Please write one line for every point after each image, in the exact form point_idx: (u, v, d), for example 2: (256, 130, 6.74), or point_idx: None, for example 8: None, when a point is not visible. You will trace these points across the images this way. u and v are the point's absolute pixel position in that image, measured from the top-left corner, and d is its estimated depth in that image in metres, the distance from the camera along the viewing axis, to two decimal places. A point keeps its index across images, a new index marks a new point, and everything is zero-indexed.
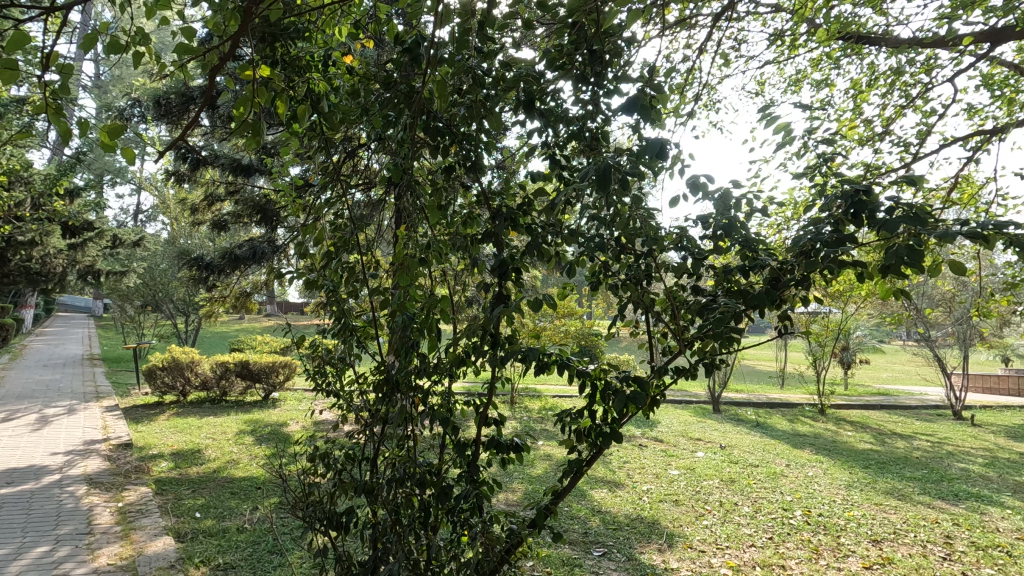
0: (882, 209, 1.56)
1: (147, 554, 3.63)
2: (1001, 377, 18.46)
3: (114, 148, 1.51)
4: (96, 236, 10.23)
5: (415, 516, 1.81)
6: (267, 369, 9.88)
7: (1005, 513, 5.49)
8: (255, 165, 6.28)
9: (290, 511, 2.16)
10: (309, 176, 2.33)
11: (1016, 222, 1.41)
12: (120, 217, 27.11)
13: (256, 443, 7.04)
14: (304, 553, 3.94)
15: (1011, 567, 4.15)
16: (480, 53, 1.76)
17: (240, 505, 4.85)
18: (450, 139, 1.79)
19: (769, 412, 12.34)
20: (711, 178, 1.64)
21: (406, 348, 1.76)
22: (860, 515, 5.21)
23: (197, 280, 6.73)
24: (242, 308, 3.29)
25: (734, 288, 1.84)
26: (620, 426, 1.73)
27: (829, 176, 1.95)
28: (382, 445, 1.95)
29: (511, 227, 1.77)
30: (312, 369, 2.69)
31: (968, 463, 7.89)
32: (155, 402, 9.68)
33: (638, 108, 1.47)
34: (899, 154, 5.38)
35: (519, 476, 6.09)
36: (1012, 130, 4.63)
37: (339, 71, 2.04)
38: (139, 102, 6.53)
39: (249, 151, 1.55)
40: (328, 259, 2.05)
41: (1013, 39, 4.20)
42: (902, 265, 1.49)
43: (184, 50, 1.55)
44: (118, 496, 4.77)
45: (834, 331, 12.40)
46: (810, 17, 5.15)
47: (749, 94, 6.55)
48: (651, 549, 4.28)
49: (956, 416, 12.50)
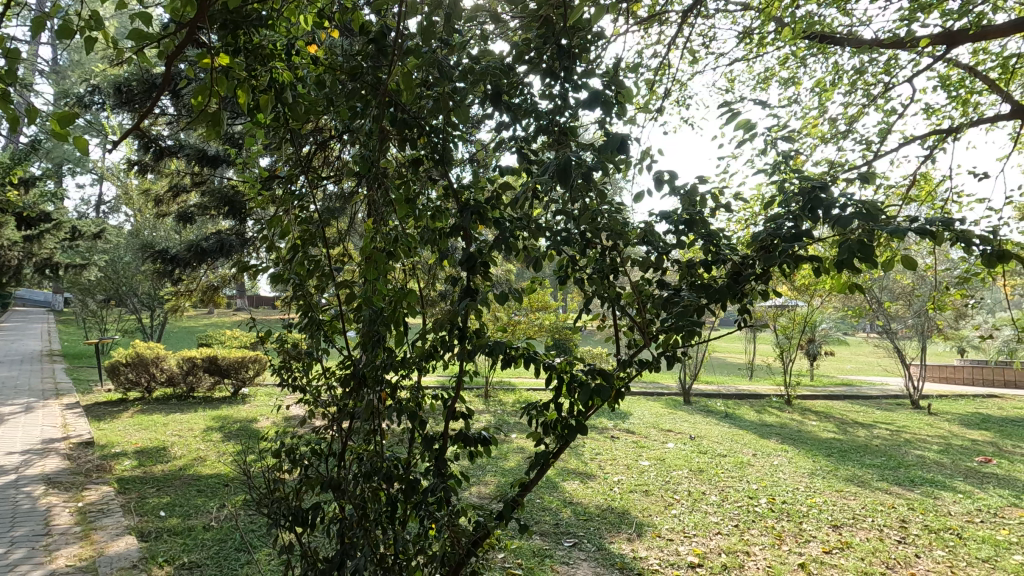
0: (838, 206, 1.59)
1: (108, 554, 3.54)
2: (955, 367, 19.28)
3: (66, 136, 1.44)
4: (54, 228, 9.47)
5: (382, 510, 1.79)
6: (236, 364, 9.70)
7: (956, 497, 5.74)
8: (222, 155, 6.18)
9: (254, 508, 2.10)
10: (276, 167, 2.27)
11: (963, 219, 1.48)
12: (80, 209, 26.00)
13: (223, 440, 6.90)
14: (271, 551, 3.89)
15: (961, 548, 4.36)
16: (447, 45, 1.74)
17: (207, 503, 4.75)
18: (418, 132, 1.78)
19: (737, 403, 12.64)
20: (674, 174, 1.66)
21: (372, 341, 1.73)
22: (822, 501, 5.39)
23: (161, 274, 6.52)
24: (208, 302, 3.20)
25: (697, 281, 1.87)
26: (586, 418, 1.74)
27: (792, 173, 1.97)
28: (349, 440, 1.92)
29: (478, 221, 1.78)
30: (277, 365, 2.63)
31: (923, 450, 8.21)
32: (117, 400, 9.37)
33: (601, 103, 1.49)
34: (862, 152, 5.51)
35: (491, 470, 6.12)
36: (967, 129, 4.78)
37: (304, 61, 1.97)
38: (98, 89, 6.30)
39: (207, 143, 1.51)
40: (294, 253, 2.00)
41: (968, 42, 4.32)
42: (855, 260, 1.53)
43: (139, 38, 1.47)
44: (78, 496, 4.63)
45: (800, 324, 12.73)
46: (777, 16, 5.25)
47: (718, 90, 6.68)
48: (620, 539, 4.35)
49: (914, 405, 13.00)
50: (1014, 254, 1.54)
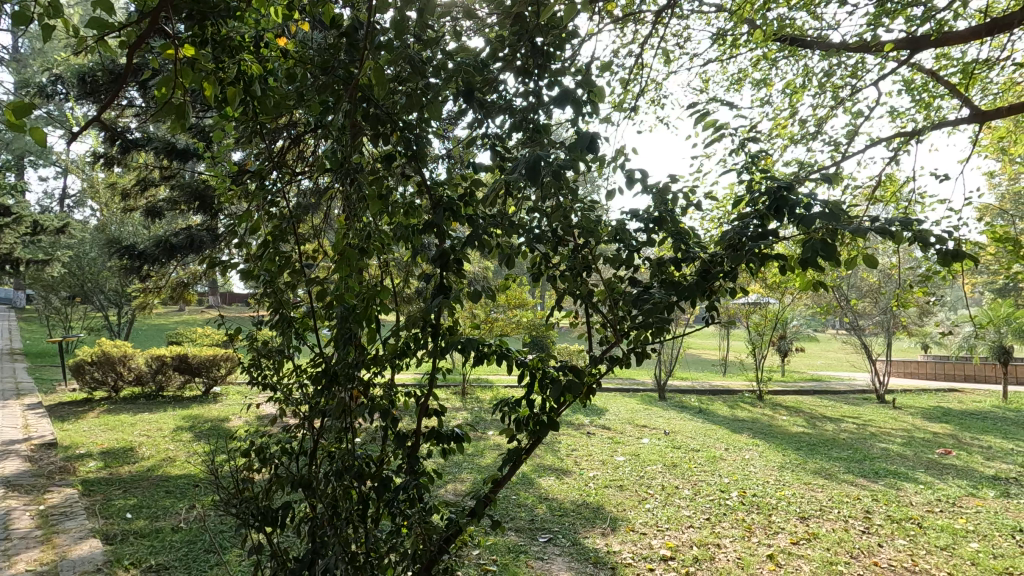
0: (804, 205, 1.62)
1: (71, 558, 3.44)
2: (919, 362, 19.88)
3: (22, 126, 1.38)
4: (14, 223, 8.98)
5: (353, 508, 1.78)
6: (207, 363, 9.50)
7: (918, 488, 5.94)
8: (191, 149, 6.05)
9: (222, 509, 2.05)
10: (246, 161, 2.23)
11: (922, 218, 1.52)
12: (42, 202, 25.13)
13: (194, 440, 6.75)
14: (242, 552, 3.84)
15: (921, 537, 4.51)
16: (420, 40, 1.73)
17: (175, 505, 4.66)
18: (390, 128, 1.76)
19: (711, 399, 12.87)
20: (645, 173, 1.68)
21: (343, 339, 1.71)
22: (791, 494, 5.52)
23: (128, 270, 6.34)
24: (177, 300, 3.12)
25: (668, 278, 1.89)
26: (558, 415, 1.75)
27: (761, 172, 2.00)
28: (321, 438, 1.90)
29: (452, 218, 1.77)
30: (247, 363, 2.58)
31: (887, 443, 8.48)
32: (82, 400, 9.09)
33: (571, 101, 1.50)
34: (831, 153, 5.64)
35: (467, 467, 6.13)
36: (929, 133, 4.92)
37: (274, 53, 1.94)
38: (61, 79, 6.09)
39: (173, 136, 1.46)
40: (264, 249, 1.96)
41: (930, 47, 4.45)
42: (818, 259, 1.57)
43: (99, 26, 1.41)
44: (39, 499, 4.48)
45: (772, 320, 13.00)
46: (750, 19, 5.33)
47: (693, 90, 6.76)
48: (595, 534, 4.39)
49: (880, 399, 13.39)
50: (969, 253, 1.60)
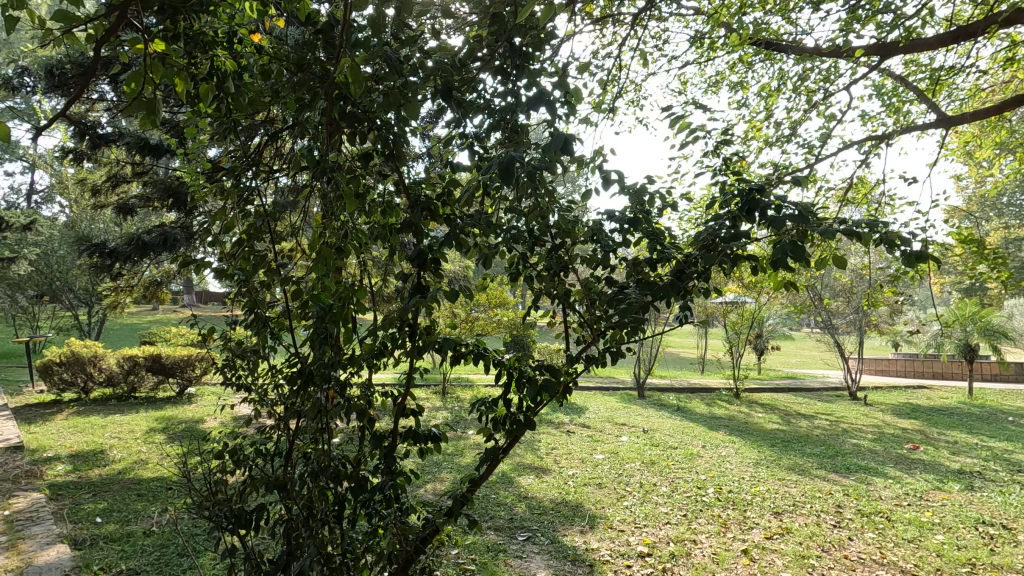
0: (775, 208, 1.66)
1: (38, 564, 3.35)
2: (890, 360, 20.41)
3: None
4: None
5: (329, 509, 1.76)
6: (181, 363, 9.31)
7: (887, 482, 6.10)
8: (164, 144, 5.91)
9: (195, 511, 2.01)
10: (221, 159, 2.19)
11: (887, 221, 1.57)
12: (8, 198, 24.41)
13: (167, 442, 6.62)
14: (217, 555, 3.78)
15: (889, 530, 4.64)
16: (397, 39, 1.72)
17: (147, 508, 4.57)
18: (367, 128, 1.75)
19: (689, 397, 13.05)
20: (621, 174, 1.70)
21: (319, 338, 1.70)
22: (765, 490, 5.63)
23: (98, 268, 6.18)
24: (150, 299, 3.06)
25: (644, 278, 1.91)
26: (535, 414, 1.76)
27: (734, 174, 2.03)
28: (296, 438, 1.88)
29: (429, 218, 1.77)
30: (221, 364, 2.53)
31: (859, 439, 8.69)
32: (50, 401, 8.84)
33: (547, 102, 1.51)
34: (805, 155, 5.75)
35: (446, 467, 6.12)
36: (898, 137, 5.05)
37: (249, 49, 1.90)
38: (28, 71, 5.91)
39: (143, 132, 1.43)
40: (238, 248, 1.93)
41: (899, 53, 4.57)
42: (789, 260, 1.59)
43: (65, 19, 1.36)
44: (4, 504, 4.35)
45: (748, 319, 13.21)
46: (726, 23, 5.42)
47: (671, 92, 6.85)
48: (573, 532, 4.42)
49: (852, 396, 13.71)
50: (933, 254, 1.65)
